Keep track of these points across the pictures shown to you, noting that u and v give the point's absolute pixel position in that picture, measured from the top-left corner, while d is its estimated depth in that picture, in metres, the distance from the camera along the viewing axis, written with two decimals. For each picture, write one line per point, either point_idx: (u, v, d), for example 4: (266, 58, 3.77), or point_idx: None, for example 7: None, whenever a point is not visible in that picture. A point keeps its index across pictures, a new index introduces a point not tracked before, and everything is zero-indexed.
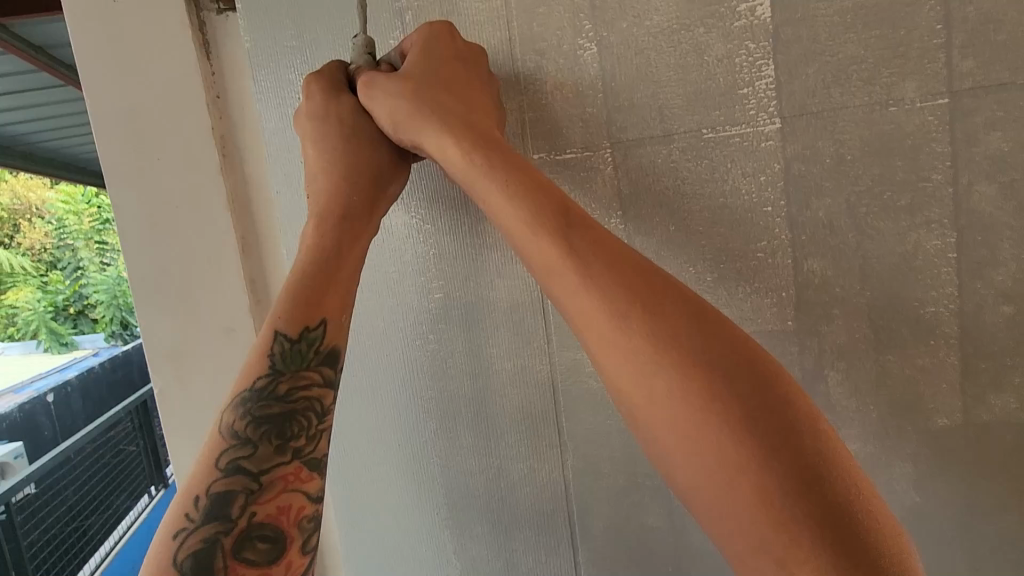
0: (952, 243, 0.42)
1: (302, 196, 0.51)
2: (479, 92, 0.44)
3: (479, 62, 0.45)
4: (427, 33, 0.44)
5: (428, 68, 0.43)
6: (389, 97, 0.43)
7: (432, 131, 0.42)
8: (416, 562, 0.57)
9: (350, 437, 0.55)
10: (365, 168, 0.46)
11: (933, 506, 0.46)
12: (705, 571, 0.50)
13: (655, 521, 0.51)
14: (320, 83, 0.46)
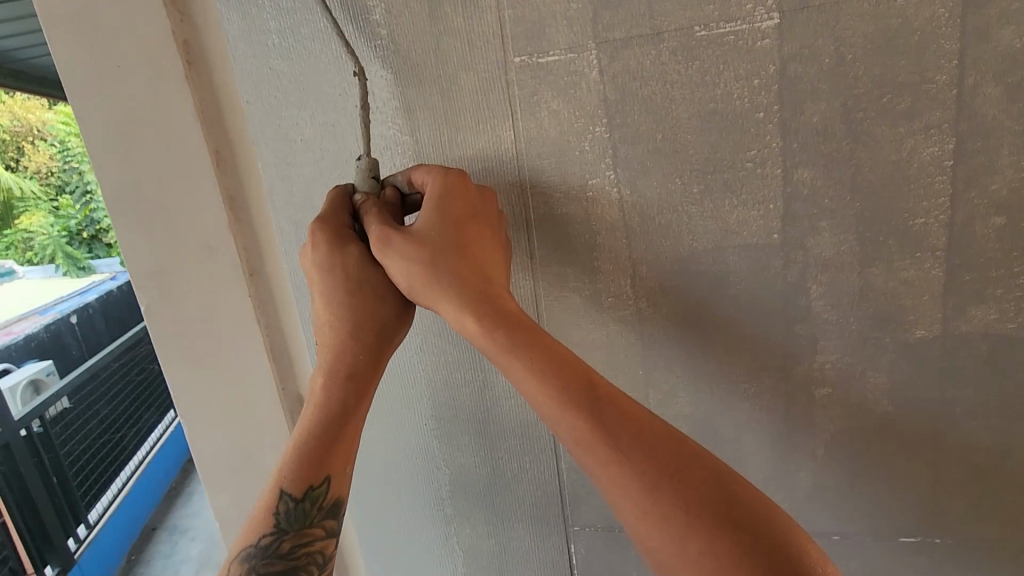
0: (950, 149, 0.40)
1: (274, 110, 0.50)
2: (492, 253, 0.45)
3: (491, 211, 0.45)
4: (440, 185, 0.44)
5: (443, 229, 0.43)
6: (399, 258, 0.43)
7: (445, 300, 0.42)
8: (407, 471, 0.60)
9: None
10: (371, 319, 0.47)
11: (903, 414, 0.47)
12: None
13: None
14: (325, 229, 0.45)
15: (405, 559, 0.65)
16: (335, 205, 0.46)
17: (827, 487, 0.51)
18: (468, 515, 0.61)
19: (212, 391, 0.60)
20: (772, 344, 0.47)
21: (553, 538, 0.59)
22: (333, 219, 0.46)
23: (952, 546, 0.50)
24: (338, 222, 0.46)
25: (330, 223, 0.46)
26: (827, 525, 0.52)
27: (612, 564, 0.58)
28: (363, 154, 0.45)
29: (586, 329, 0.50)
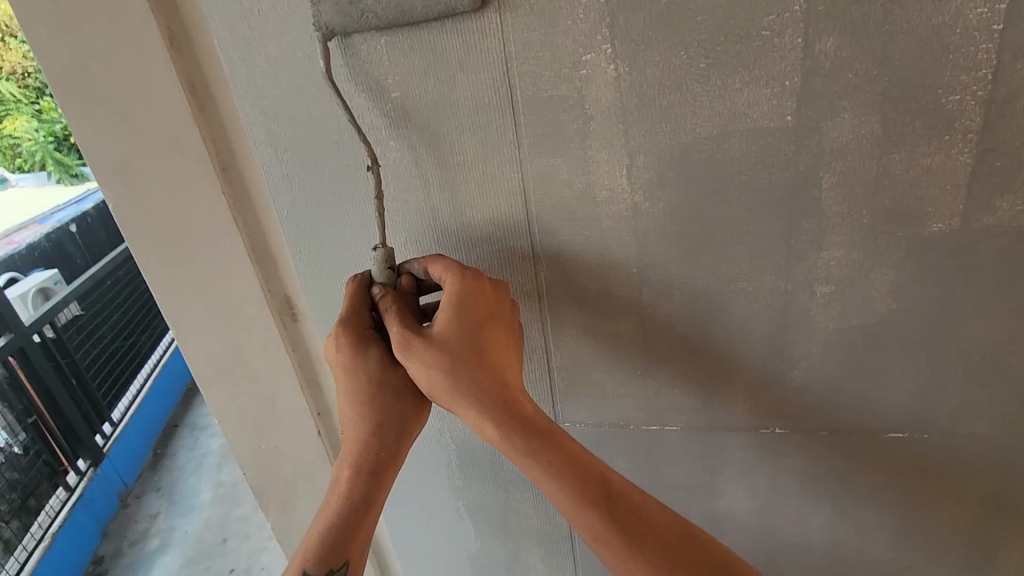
0: (1002, 11, 0.35)
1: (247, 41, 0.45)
2: (507, 352, 0.47)
3: (505, 311, 0.48)
4: (458, 286, 0.45)
5: (462, 333, 0.45)
6: (420, 366, 0.45)
7: (466, 406, 0.45)
8: None
9: (316, 254, 0.54)
10: (394, 412, 0.50)
11: (906, 312, 0.45)
12: (671, 373, 0.52)
13: (625, 329, 0.51)
14: (347, 330, 0.48)
15: None
16: (355, 302, 0.49)
17: (820, 385, 0.50)
18: None
19: (194, 293, 0.58)
20: (774, 238, 0.44)
21: None
22: (354, 319, 0.48)
23: (938, 441, 0.50)
24: (359, 322, 0.48)
25: (352, 323, 0.48)
26: (815, 422, 0.52)
27: None
28: (380, 244, 0.47)
29: (579, 227, 0.47)
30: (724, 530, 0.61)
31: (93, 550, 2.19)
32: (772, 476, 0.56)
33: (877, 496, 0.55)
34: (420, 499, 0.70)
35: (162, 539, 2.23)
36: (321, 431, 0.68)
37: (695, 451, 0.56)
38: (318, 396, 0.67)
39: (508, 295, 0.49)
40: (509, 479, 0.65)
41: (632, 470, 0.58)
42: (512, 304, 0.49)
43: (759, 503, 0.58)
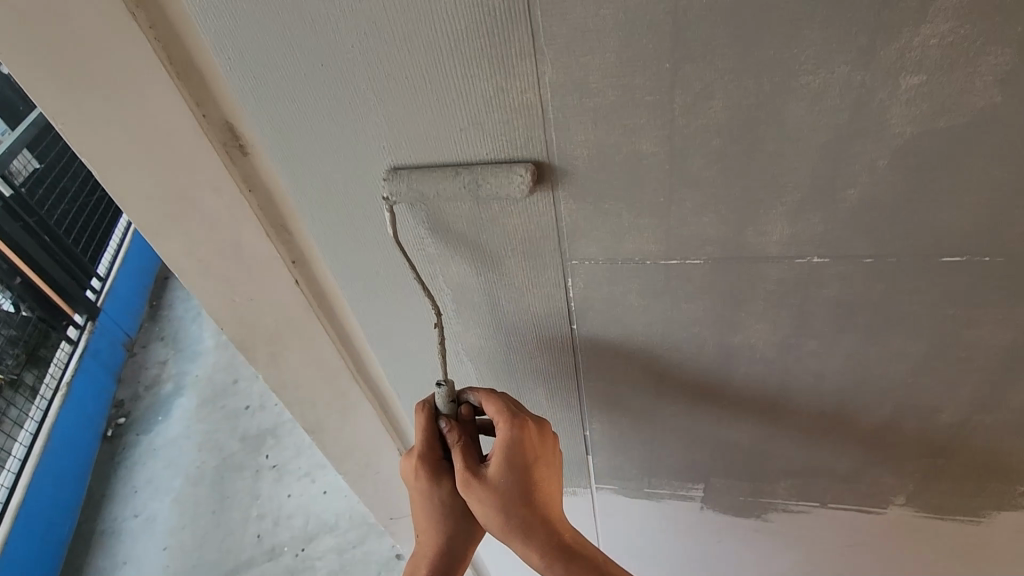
0: None
1: (315, 189, 0.51)
2: (547, 481, 0.59)
3: (546, 451, 0.58)
4: (510, 433, 0.55)
5: (512, 475, 0.56)
6: (478, 503, 0.56)
7: (513, 536, 0.57)
8: (376, 219, 0.52)
9: (256, 69, 0.43)
10: (463, 524, 0.62)
11: (1013, 108, 0.36)
12: (700, 200, 0.44)
13: (650, 147, 0.42)
14: (420, 458, 0.59)
15: (388, 302, 0.61)
16: (427, 437, 0.59)
17: (876, 205, 0.42)
18: (454, 260, 0.54)
19: (112, 125, 0.47)
20: (863, 9, 0.33)
21: (551, 271, 0.53)
22: (425, 449, 0.59)
23: (1001, 266, 0.45)
24: (430, 453, 0.59)
25: (424, 454, 0.59)
26: (861, 248, 0.45)
27: (611, 298, 0.54)
28: (444, 383, 0.56)
29: (597, 4, 0.35)
30: (738, 364, 0.57)
31: (111, 394, 2.38)
32: (800, 310, 0.51)
33: (913, 326, 0.50)
34: (415, 347, 0.66)
35: (176, 382, 2.43)
36: (300, 281, 0.62)
37: (717, 285, 0.50)
38: (288, 242, 0.59)
39: (548, 429, 0.60)
40: (509, 323, 0.59)
41: (644, 307, 0.54)
42: (552, 435, 0.60)
43: (781, 338, 0.54)
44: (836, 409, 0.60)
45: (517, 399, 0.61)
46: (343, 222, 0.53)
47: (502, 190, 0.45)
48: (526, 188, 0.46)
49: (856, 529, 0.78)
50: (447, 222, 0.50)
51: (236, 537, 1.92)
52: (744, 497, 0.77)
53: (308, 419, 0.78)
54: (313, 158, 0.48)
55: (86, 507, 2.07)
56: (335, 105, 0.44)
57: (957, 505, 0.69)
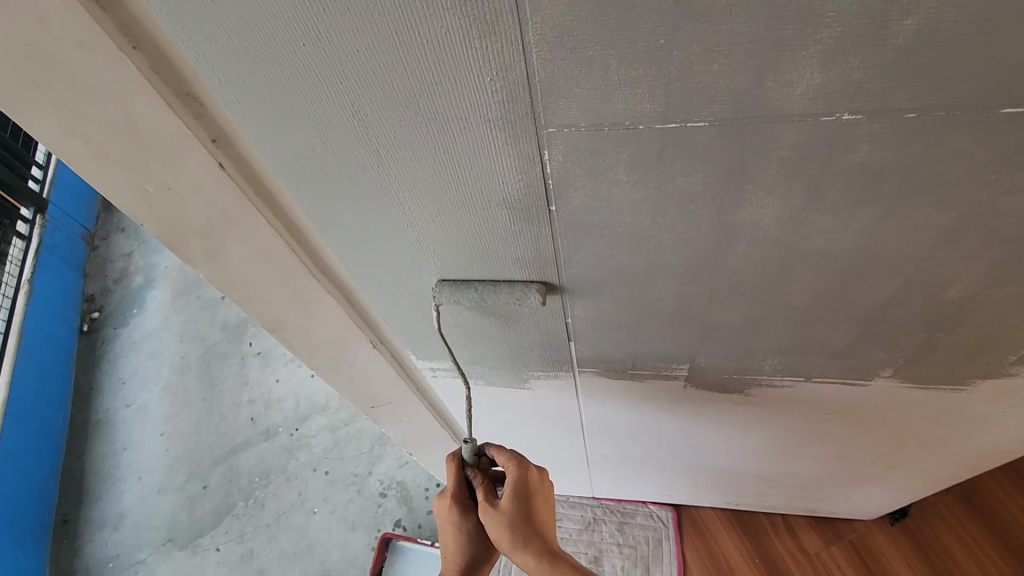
0: None
1: (368, 272, 0.65)
2: (545, 509, 0.70)
3: (544, 486, 0.71)
4: (518, 471, 0.68)
5: (520, 502, 0.67)
6: (494, 525, 0.66)
7: (519, 550, 0.65)
8: (298, 83, 0.42)
9: None
10: (482, 551, 0.73)
11: None
12: (712, 43, 0.34)
13: None
14: (452, 497, 0.71)
15: (332, 184, 0.52)
16: (456, 480, 0.71)
17: (935, 41, 0.33)
18: (401, 134, 0.45)
19: None
20: None
21: (523, 142, 0.43)
22: (456, 490, 0.71)
23: None
24: (459, 492, 0.71)
25: (455, 494, 0.71)
26: (904, 100, 0.36)
27: (595, 173, 0.45)
28: (470, 440, 0.69)
29: None
30: (737, 244, 0.51)
31: (79, 289, 2.30)
32: (815, 180, 0.43)
33: (943, 194, 0.43)
34: (372, 236, 0.59)
35: (146, 275, 2.35)
36: (223, 162, 0.52)
37: (723, 153, 0.42)
38: (198, 111, 0.48)
39: (547, 473, 0.72)
40: (479, 210, 0.52)
41: (634, 184, 0.46)
42: (548, 479, 0.73)
43: (788, 213, 0.46)
44: (838, 288, 0.55)
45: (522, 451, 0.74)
46: (386, 286, 0.67)
47: (516, 295, 0.61)
48: (485, 32, 0.36)
49: (836, 399, 0.78)
50: (472, 309, 0.68)
51: (230, 420, 1.97)
52: (729, 375, 0.75)
53: (268, 318, 0.72)
54: (373, 268, 0.64)
55: (76, 399, 2.08)
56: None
57: (943, 374, 0.68)
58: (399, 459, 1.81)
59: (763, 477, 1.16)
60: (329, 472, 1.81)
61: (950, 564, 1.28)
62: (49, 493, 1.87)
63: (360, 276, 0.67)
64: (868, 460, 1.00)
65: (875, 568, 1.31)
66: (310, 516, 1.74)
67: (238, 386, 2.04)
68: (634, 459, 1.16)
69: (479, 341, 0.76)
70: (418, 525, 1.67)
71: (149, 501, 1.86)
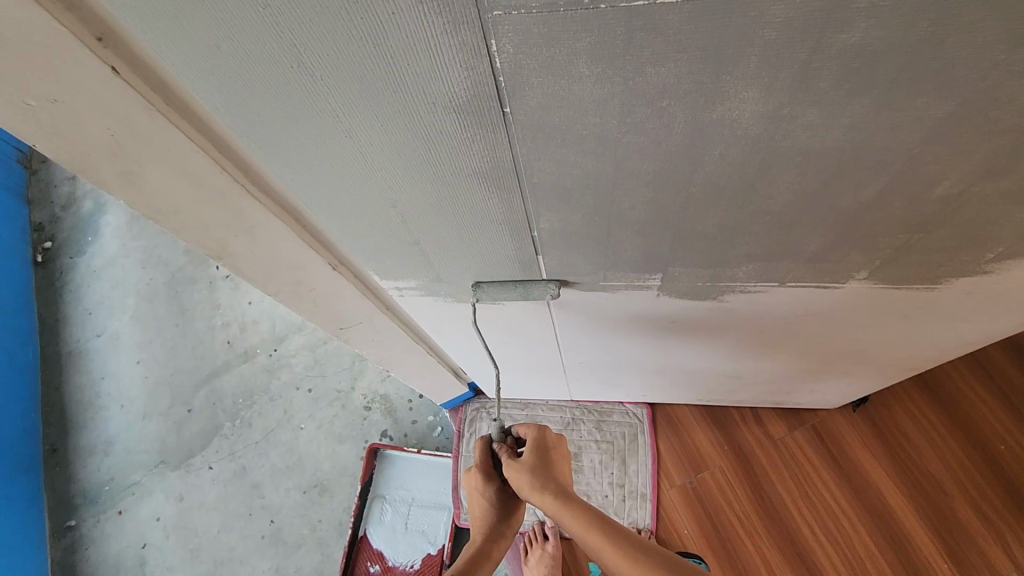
0: None
1: (361, 248, 0.72)
2: (562, 467, 0.83)
3: (562, 448, 0.86)
4: (537, 431, 0.83)
5: (539, 456, 0.81)
6: (515, 470, 0.79)
7: (537, 489, 0.76)
8: None
9: None
10: (504, 511, 0.87)
11: None
12: None
13: None
14: (479, 466, 0.87)
15: (252, 88, 0.45)
16: (484, 454, 0.87)
17: None
18: (316, 21, 0.37)
19: None
20: None
21: (464, 30, 0.37)
22: (482, 460, 0.87)
23: None
24: (485, 462, 0.87)
25: (482, 464, 0.87)
26: None
27: (553, 66, 0.39)
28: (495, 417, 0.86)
29: None
30: (713, 145, 0.46)
31: (26, 218, 2.16)
32: (803, 68, 0.37)
33: (944, 79, 0.38)
34: (312, 150, 0.52)
35: (95, 200, 2.21)
36: (116, 65, 0.44)
37: (698, 36, 0.36)
38: (72, 3, 0.40)
39: (565, 445, 0.86)
40: (425, 116, 0.46)
41: (598, 79, 0.40)
42: (567, 451, 0.87)
43: (771, 108, 0.41)
44: (820, 191, 0.51)
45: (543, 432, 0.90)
46: (358, 236, 0.69)
47: (542, 292, 0.76)
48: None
49: (810, 302, 0.77)
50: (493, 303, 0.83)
51: (206, 344, 1.95)
52: (702, 282, 0.73)
53: (209, 244, 0.66)
54: (376, 256, 0.74)
55: (43, 331, 2.03)
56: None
57: (919, 274, 0.66)
58: (381, 373, 1.82)
59: (735, 376, 1.19)
60: (312, 390, 1.83)
61: (902, 442, 1.38)
62: (33, 425, 1.87)
63: (365, 257, 0.75)
64: (836, 357, 1.02)
65: (835, 447, 1.40)
66: (297, 432, 1.78)
67: (209, 309, 2.00)
68: (609, 366, 1.17)
69: (444, 259, 0.72)
70: (405, 434, 1.73)
71: (135, 426, 1.88)
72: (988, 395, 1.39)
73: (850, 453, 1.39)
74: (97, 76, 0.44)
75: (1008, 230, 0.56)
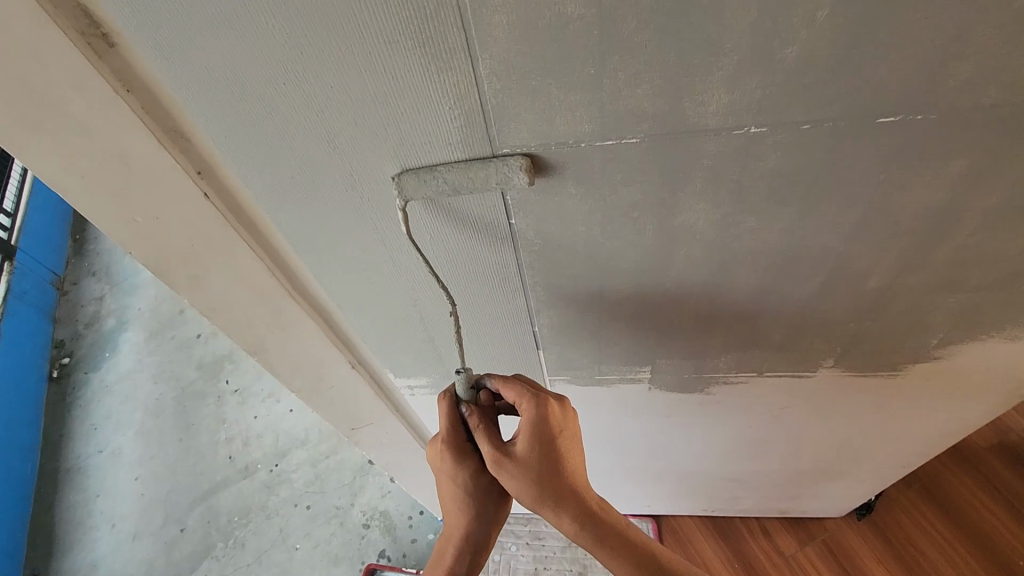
0: None
1: (382, 348, 0.81)
2: (569, 450, 0.66)
3: (567, 418, 0.67)
4: (534, 413, 0.62)
5: (540, 448, 0.63)
6: (514, 477, 0.63)
7: (548, 506, 0.64)
8: (279, 114, 0.47)
9: None
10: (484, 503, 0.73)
11: None
12: (631, 82, 0.42)
13: (577, 10, 0.37)
14: (448, 443, 0.67)
15: (314, 208, 0.57)
16: (451, 424, 0.66)
17: (818, 66, 0.40)
18: (366, 155, 0.50)
19: None
20: None
21: (481, 163, 0.49)
22: (450, 434, 0.67)
23: (934, 123, 0.43)
24: (455, 441, 0.67)
25: (449, 440, 0.67)
26: (799, 114, 0.43)
27: (547, 188, 0.51)
28: (464, 374, 0.63)
29: None
30: (678, 247, 0.57)
31: (50, 335, 2.28)
32: (737, 187, 0.49)
33: (845, 193, 0.50)
34: (351, 256, 0.63)
35: (118, 318, 2.34)
36: (208, 192, 0.57)
37: (655, 165, 0.48)
38: (186, 148, 0.53)
39: (566, 403, 0.68)
40: (447, 229, 0.57)
41: (583, 197, 0.52)
42: (569, 410, 0.68)
43: (719, 217, 0.53)
44: (773, 284, 0.61)
45: (533, 383, 0.68)
46: (381, 336, 0.78)
47: (498, 181, 0.49)
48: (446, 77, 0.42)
49: (789, 393, 0.84)
50: None
51: (208, 459, 1.95)
52: (688, 375, 0.81)
53: (248, 341, 0.75)
54: (395, 355, 0.83)
55: (44, 448, 2.03)
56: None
57: (878, 361, 0.74)
58: (381, 488, 1.80)
59: (734, 480, 1.21)
60: (310, 506, 1.80)
61: (916, 555, 1.34)
62: (18, 546, 1.80)
63: (385, 356, 0.83)
64: (829, 454, 1.06)
65: (848, 563, 1.35)
66: (292, 552, 1.71)
67: (215, 423, 2.02)
68: (610, 471, 1.20)
69: (455, 357, 0.81)
70: (403, 553, 1.66)
71: (123, 548, 1.80)
72: (992, 502, 1.38)
73: (865, 569, 1.34)
74: (192, 199, 0.56)
75: (941, 318, 0.65)
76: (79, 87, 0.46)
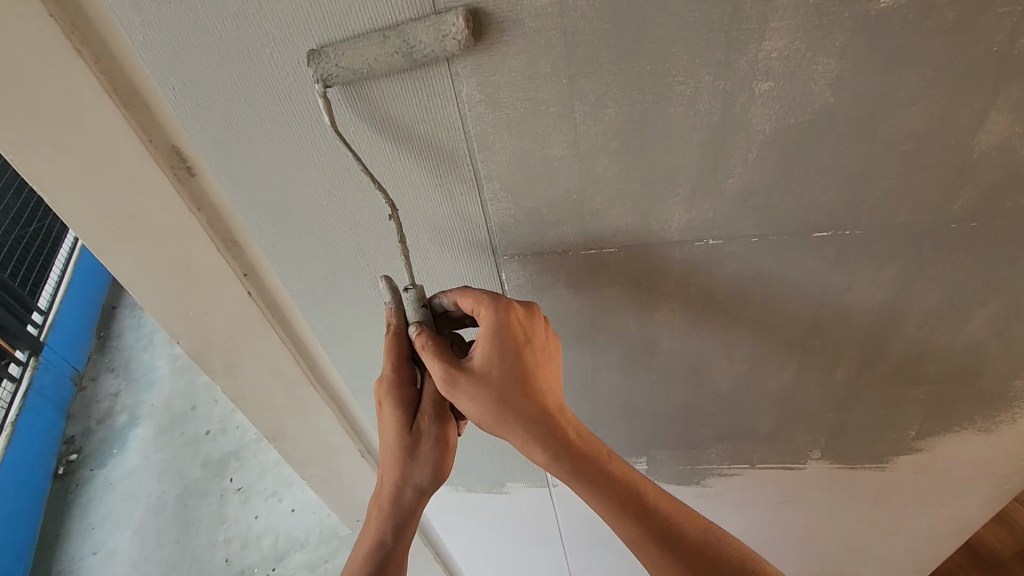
0: None
1: None
2: (541, 366, 0.57)
3: (538, 329, 0.57)
4: (493, 318, 0.54)
5: (500, 363, 0.55)
6: (471, 393, 0.55)
7: (509, 430, 0.56)
8: (320, 229, 0.57)
9: (211, 101, 0.49)
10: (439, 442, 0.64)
11: (843, 107, 0.44)
12: (607, 206, 0.52)
13: (560, 150, 0.48)
14: (396, 369, 0.60)
15: (340, 305, 0.65)
16: (400, 345, 0.59)
17: (756, 192, 0.49)
18: (389, 260, 0.59)
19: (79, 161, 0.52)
20: (713, 55, 0.42)
21: (486, 266, 0.59)
22: (398, 357, 0.59)
23: (862, 236, 0.52)
24: (401, 364, 0.60)
25: (398, 364, 0.60)
26: (748, 229, 0.52)
27: (542, 287, 0.60)
28: (411, 288, 0.56)
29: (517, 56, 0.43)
30: (660, 340, 0.64)
31: (61, 431, 2.32)
32: (704, 287, 0.58)
33: (800, 293, 0.58)
34: (370, 348, 0.70)
35: (130, 413, 2.38)
36: (251, 291, 0.66)
37: (633, 268, 0.57)
38: (238, 255, 0.64)
39: (537, 311, 0.57)
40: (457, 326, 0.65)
41: (573, 294, 0.60)
42: (542, 320, 0.58)
43: (693, 314, 0.60)
44: (751, 374, 0.67)
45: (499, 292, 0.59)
46: None
47: (437, 45, 0.41)
48: (407, 63, 0.43)
49: (785, 486, 0.86)
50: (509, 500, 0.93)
51: (204, 561, 1.89)
52: (683, 466, 0.84)
53: (268, 428, 0.80)
54: None
55: (40, 547, 1.99)
56: (268, 79, 0.47)
57: (864, 453, 0.78)
58: None
59: None
60: None
61: None
62: None
63: None
64: (837, 555, 1.04)
65: None
66: None
67: (214, 523, 1.99)
68: None
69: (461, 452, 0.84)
70: None
71: None
72: None
73: None
74: (237, 297, 0.66)
75: (913, 409, 0.70)
76: (164, 210, 0.57)
